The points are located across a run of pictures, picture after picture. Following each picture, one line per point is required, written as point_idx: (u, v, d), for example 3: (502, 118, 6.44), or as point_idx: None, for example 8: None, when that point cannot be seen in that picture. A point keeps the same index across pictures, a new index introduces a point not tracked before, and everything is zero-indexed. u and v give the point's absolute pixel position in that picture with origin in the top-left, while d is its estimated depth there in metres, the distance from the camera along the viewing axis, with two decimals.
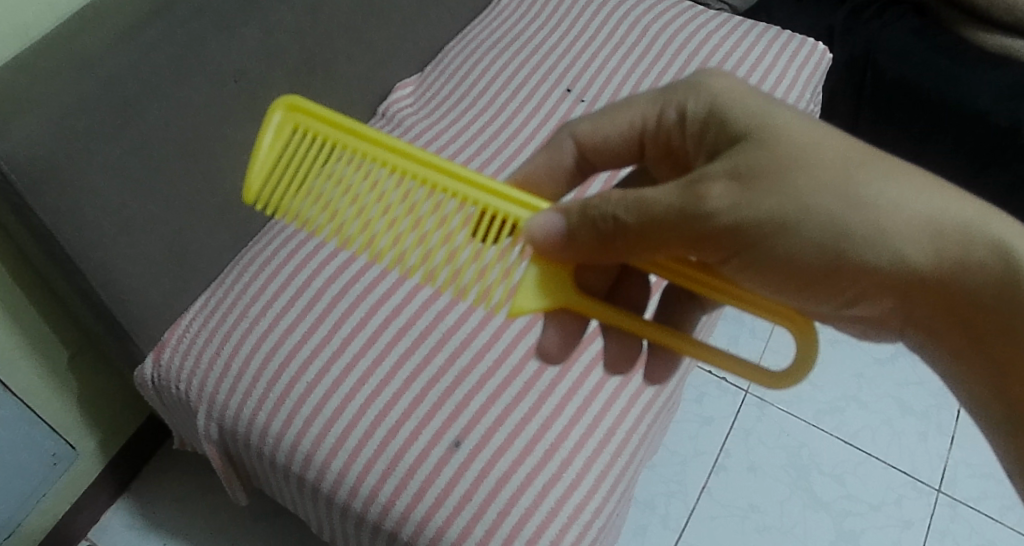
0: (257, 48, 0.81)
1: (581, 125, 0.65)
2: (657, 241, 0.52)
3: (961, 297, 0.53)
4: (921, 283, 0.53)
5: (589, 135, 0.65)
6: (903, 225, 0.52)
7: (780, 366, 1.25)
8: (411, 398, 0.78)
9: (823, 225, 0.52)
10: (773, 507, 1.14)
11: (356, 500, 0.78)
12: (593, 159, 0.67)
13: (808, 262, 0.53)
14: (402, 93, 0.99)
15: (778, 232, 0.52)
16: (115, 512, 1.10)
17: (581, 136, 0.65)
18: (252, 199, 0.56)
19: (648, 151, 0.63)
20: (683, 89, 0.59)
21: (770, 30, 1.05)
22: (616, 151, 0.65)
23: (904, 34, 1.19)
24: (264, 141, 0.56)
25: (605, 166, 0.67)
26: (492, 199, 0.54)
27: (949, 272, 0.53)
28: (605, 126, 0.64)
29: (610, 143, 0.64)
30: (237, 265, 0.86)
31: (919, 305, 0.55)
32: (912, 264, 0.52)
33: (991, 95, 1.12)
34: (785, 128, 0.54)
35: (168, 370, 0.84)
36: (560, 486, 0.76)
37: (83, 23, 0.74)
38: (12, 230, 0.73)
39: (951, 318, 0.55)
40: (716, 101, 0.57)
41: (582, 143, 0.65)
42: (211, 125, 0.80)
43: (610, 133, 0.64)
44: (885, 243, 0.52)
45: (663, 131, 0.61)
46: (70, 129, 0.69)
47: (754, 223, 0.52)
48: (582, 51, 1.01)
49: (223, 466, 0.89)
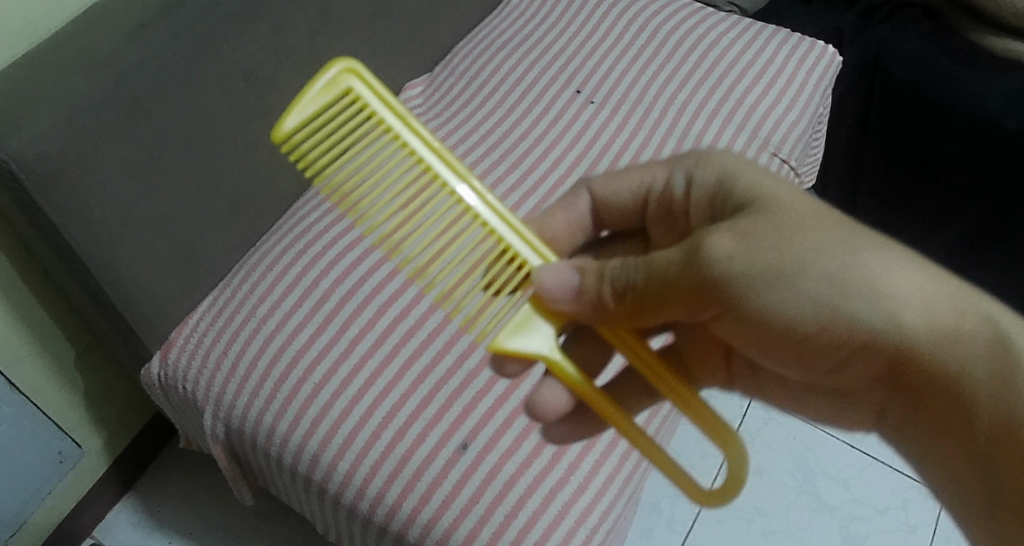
0: (267, 47, 0.80)
1: (598, 180, 0.66)
2: (654, 296, 0.53)
3: (954, 386, 0.51)
4: (912, 357, 0.52)
5: (602, 190, 0.65)
6: (897, 296, 0.51)
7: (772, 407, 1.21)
8: (419, 399, 0.78)
9: (814, 286, 0.52)
10: (778, 510, 1.14)
11: (363, 501, 0.78)
12: (602, 216, 0.67)
13: (802, 319, 0.53)
14: (410, 94, 0.99)
15: (771, 293, 0.52)
16: (120, 510, 1.10)
17: (595, 190, 0.66)
18: (280, 139, 0.55)
19: (651, 210, 0.64)
20: (699, 155, 0.61)
21: (779, 32, 1.05)
22: (626, 208, 0.65)
23: (914, 36, 1.18)
24: (314, 87, 0.56)
25: (613, 226, 0.68)
26: (513, 238, 0.57)
27: (942, 352, 0.51)
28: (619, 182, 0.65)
29: (620, 200, 0.65)
30: (244, 266, 0.86)
31: (914, 383, 0.53)
32: (905, 328, 0.51)
33: (1001, 99, 1.11)
34: (790, 196, 0.54)
35: (175, 370, 0.84)
36: (567, 490, 0.76)
37: (93, 22, 0.74)
38: (21, 229, 0.73)
39: (945, 406, 0.53)
40: (724, 172, 0.58)
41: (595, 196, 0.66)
42: (221, 124, 0.79)
43: (622, 190, 0.65)
44: (876, 311, 0.52)
45: (668, 195, 0.62)
46: (79, 127, 0.68)
47: (750, 275, 0.51)
48: (591, 51, 1.00)
49: (230, 466, 0.89)
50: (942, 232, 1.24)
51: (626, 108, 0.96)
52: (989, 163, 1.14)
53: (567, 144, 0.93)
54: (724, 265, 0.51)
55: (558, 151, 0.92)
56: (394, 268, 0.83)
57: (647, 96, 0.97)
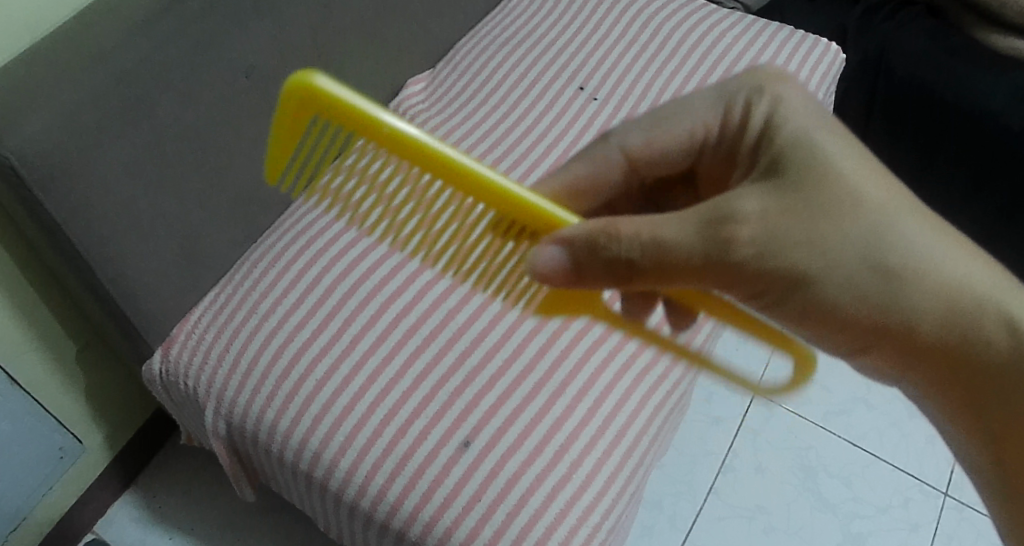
0: (269, 44, 0.80)
1: (632, 135, 0.62)
2: (671, 262, 0.51)
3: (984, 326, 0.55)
4: (947, 302, 0.55)
5: (683, 99, 0.63)
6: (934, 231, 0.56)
7: (766, 421, 1.21)
8: (420, 397, 0.78)
9: (838, 285, 0.54)
10: (781, 508, 1.14)
11: (364, 499, 0.77)
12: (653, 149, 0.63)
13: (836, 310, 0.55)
14: (413, 90, 0.98)
15: (829, 258, 0.53)
16: (121, 506, 1.10)
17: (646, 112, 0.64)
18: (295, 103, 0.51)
19: (707, 155, 0.61)
20: (785, 90, 0.59)
21: (783, 29, 1.05)
22: (695, 123, 0.61)
23: (916, 34, 1.19)
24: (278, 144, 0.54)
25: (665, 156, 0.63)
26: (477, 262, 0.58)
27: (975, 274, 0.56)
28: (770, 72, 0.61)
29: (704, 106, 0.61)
30: (246, 261, 0.86)
31: (946, 333, 0.55)
32: (926, 328, 0.55)
33: (1004, 95, 1.11)
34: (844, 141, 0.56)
35: (177, 366, 0.84)
36: (570, 489, 0.76)
37: (94, 15, 0.74)
38: (23, 225, 0.73)
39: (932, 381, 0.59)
40: (774, 116, 0.57)
41: (677, 107, 0.62)
42: (221, 119, 0.79)
43: (710, 97, 0.61)
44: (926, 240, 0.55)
45: (725, 139, 0.60)
46: (81, 124, 0.68)
47: (778, 267, 0.53)
48: (596, 48, 1.00)
49: (231, 462, 0.89)
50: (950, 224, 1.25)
51: (629, 105, 0.96)
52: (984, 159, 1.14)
53: (570, 141, 0.92)
54: (750, 256, 0.52)
55: (562, 149, 0.91)
56: (397, 264, 0.83)
57: (651, 92, 0.97)
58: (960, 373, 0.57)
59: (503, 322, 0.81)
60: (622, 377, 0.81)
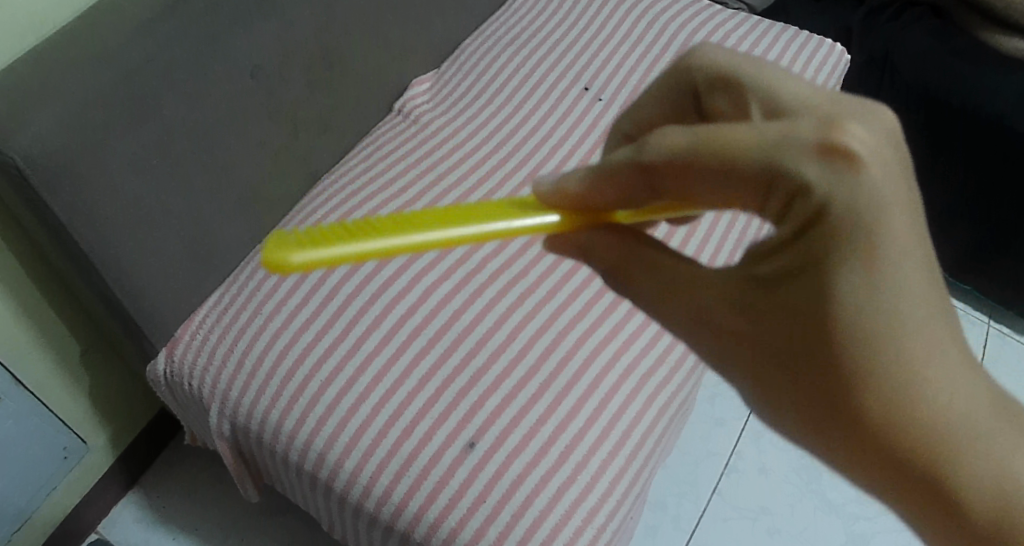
0: (275, 44, 0.80)
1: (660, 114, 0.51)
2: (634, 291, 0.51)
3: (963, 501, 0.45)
4: (914, 454, 0.44)
5: (756, 62, 0.45)
6: (944, 385, 0.44)
7: None
8: (426, 398, 0.78)
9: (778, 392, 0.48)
10: (784, 509, 1.14)
11: (369, 500, 0.77)
12: (689, 177, 0.43)
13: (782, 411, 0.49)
14: (418, 89, 0.98)
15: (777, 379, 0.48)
16: (125, 506, 1.10)
17: (717, 56, 0.46)
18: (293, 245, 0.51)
19: None
20: (848, 183, 0.41)
21: (788, 30, 1.05)
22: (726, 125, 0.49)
23: (921, 35, 1.19)
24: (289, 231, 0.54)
25: (709, 190, 0.43)
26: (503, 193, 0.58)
27: (979, 440, 0.44)
28: (859, 141, 0.41)
29: (744, 156, 0.41)
30: (251, 262, 0.86)
31: (892, 478, 0.46)
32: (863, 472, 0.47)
33: (1007, 95, 1.10)
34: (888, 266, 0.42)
35: (181, 367, 0.84)
36: (575, 490, 0.76)
37: (100, 15, 0.73)
38: (27, 224, 0.72)
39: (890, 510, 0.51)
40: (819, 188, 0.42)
41: (737, 81, 0.45)
42: (226, 118, 0.79)
43: (759, 146, 0.41)
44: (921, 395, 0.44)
45: None
46: (86, 125, 0.68)
47: (721, 344, 0.49)
48: (600, 48, 1.00)
49: (235, 462, 0.89)
50: (956, 225, 1.24)
51: None
52: (991, 158, 1.13)
53: (575, 141, 0.92)
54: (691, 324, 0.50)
55: (567, 150, 0.91)
56: (402, 265, 0.83)
57: None
58: (929, 513, 0.46)
59: (516, 287, 0.83)
60: (627, 378, 0.81)
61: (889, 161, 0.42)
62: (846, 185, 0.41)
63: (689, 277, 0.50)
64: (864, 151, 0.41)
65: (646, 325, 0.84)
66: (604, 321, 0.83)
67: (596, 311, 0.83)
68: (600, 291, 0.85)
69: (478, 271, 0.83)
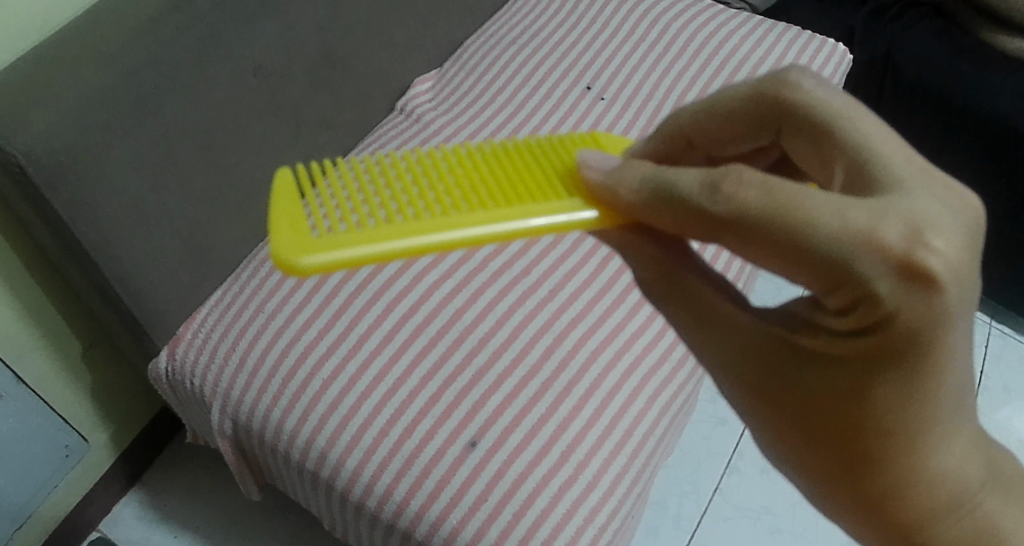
0: (277, 43, 0.80)
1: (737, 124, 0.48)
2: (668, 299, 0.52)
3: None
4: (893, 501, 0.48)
5: (860, 135, 0.43)
6: (955, 472, 0.47)
7: None
8: (428, 396, 0.78)
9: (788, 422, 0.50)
10: (786, 509, 1.14)
11: (370, 499, 0.77)
12: (750, 240, 0.42)
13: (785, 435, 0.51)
14: (420, 88, 0.98)
15: (801, 444, 0.50)
16: (126, 504, 1.10)
17: (808, 101, 0.44)
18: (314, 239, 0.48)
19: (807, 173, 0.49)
20: (921, 301, 0.40)
21: (790, 30, 1.05)
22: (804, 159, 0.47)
23: (924, 35, 1.19)
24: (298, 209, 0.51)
25: (761, 253, 0.42)
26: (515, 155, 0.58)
27: (969, 518, 0.49)
28: (944, 261, 0.39)
29: (817, 247, 0.40)
30: (253, 260, 0.86)
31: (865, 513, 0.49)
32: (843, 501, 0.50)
33: (1010, 97, 1.10)
34: (937, 369, 0.44)
35: (183, 365, 0.84)
36: (576, 489, 0.76)
37: (102, 14, 0.74)
38: (29, 222, 0.73)
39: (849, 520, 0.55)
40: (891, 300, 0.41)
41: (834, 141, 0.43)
42: (228, 117, 0.79)
43: (837, 244, 0.40)
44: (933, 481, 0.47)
45: None
46: (87, 123, 0.68)
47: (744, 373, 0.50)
48: (602, 48, 1.00)
49: (237, 461, 0.89)
50: None
51: (636, 105, 0.96)
52: (993, 158, 1.13)
53: None
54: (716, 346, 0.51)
55: None
56: (404, 264, 0.83)
57: (658, 92, 0.97)
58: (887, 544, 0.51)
59: (518, 285, 0.83)
60: (628, 377, 0.81)
61: (970, 278, 0.41)
62: (917, 302, 0.40)
63: (727, 317, 0.50)
64: (948, 274, 0.40)
65: (648, 325, 0.84)
66: (605, 321, 0.83)
67: (598, 311, 0.83)
68: (602, 291, 0.84)
69: (480, 271, 0.83)
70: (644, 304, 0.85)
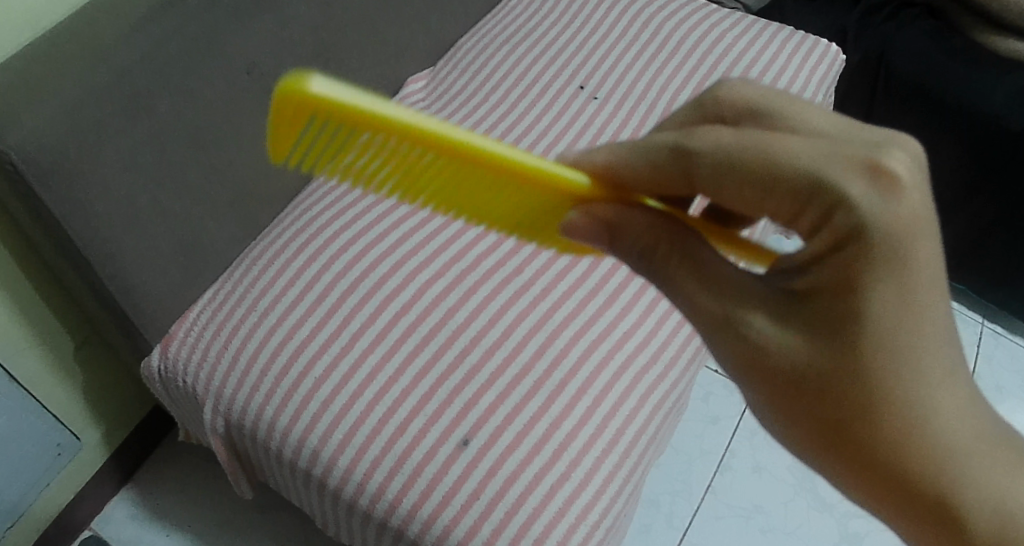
0: (270, 41, 0.80)
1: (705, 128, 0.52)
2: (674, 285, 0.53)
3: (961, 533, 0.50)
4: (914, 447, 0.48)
5: (796, 105, 0.50)
6: (961, 415, 0.49)
7: None
8: (420, 394, 0.78)
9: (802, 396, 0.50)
10: (777, 508, 1.15)
11: (362, 497, 0.77)
12: (728, 170, 0.48)
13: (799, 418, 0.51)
14: (413, 88, 0.99)
15: (809, 405, 0.50)
16: (119, 503, 1.10)
17: (749, 91, 0.52)
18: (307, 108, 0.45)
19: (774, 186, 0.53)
20: (892, 201, 0.45)
21: (784, 30, 1.05)
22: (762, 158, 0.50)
23: (917, 35, 1.19)
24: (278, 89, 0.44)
25: (747, 186, 0.48)
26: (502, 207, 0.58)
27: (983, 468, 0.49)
28: (902, 166, 0.46)
29: (791, 167, 0.46)
30: (245, 259, 0.86)
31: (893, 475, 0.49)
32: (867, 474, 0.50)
33: (1003, 98, 1.10)
34: (921, 284, 0.47)
35: (175, 363, 0.84)
36: (567, 488, 0.76)
37: (94, 11, 0.73)
38: (22, 220, 0.72)
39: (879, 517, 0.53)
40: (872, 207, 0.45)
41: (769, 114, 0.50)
42: (222, 116, 0.79)
43: (805, 160, 0.46)
44: (937, 422, 0.48)
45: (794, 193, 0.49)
46: (80, 121, 0.68)
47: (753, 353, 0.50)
48: (595, 47, 1.00)
49: (229, 459, 0.89)
50: (949, 227, 1.25)
51: (629, 105, 0.96)
52: (984, 158, 1.14)
53: (570, 140, 0.92)
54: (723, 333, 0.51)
55: (562, 148, 0.91)
56: (396, 263, 0.83)
57: (651, 91, 0.97)
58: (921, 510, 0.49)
59: (510, 285, 0.83)
60: (620, 376, 0.81)
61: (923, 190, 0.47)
62: (890, 205, 0.46)
63: (733, 288, 0.51)
64: (907, 176, 0.46)
65: (640, 324, 0.85)
66: (598, 320, 0.83)
67: (590, 310, 0.84)
68: (594, 291, 0.85)
69: (473, 270, 0.84)
70: (637, 303, 0.85)
